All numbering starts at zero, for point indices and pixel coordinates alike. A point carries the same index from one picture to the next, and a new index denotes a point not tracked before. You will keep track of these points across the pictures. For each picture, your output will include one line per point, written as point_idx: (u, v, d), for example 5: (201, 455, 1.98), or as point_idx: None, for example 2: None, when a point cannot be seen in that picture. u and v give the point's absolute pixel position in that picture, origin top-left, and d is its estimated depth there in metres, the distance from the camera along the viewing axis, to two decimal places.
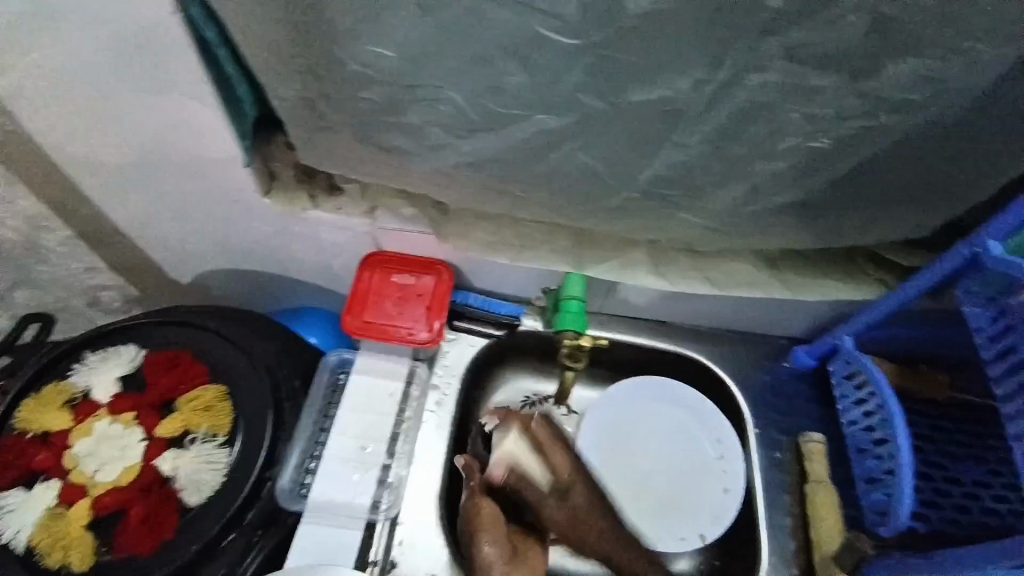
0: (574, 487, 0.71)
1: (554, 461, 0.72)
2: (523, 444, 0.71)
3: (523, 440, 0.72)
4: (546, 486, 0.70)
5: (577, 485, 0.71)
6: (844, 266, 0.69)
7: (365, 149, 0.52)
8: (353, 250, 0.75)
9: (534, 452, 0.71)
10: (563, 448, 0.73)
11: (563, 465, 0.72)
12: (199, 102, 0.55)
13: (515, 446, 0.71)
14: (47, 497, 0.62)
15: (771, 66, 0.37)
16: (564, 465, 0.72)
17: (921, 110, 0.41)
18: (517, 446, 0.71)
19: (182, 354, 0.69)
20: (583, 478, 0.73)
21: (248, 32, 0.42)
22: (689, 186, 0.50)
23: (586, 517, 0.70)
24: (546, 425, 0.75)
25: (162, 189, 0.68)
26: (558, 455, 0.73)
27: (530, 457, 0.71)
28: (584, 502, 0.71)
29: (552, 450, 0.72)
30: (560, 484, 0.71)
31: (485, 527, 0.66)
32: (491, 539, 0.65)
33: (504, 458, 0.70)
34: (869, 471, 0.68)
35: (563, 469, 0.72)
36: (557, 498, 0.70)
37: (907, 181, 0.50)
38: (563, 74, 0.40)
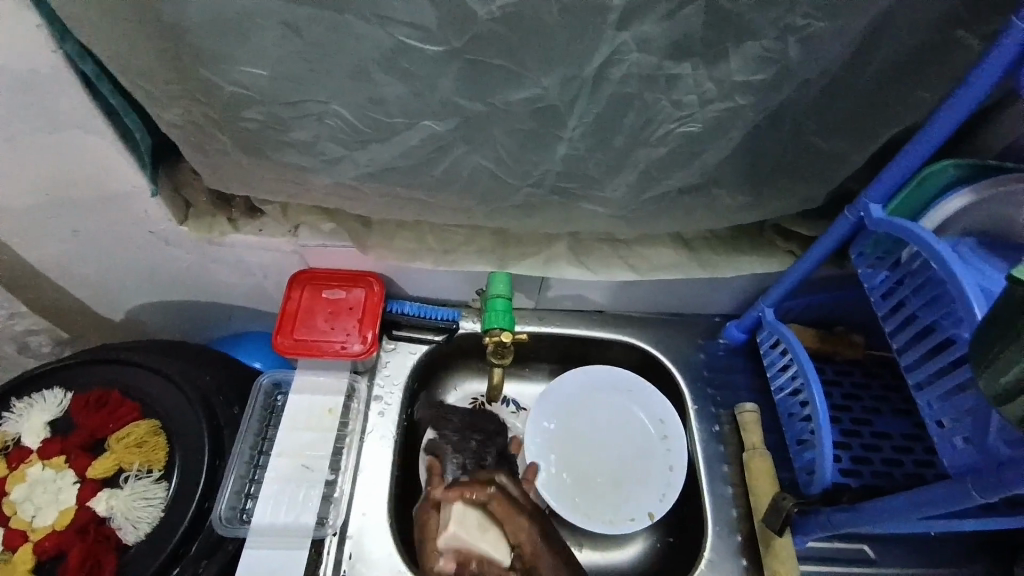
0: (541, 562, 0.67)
1: (516, 533, 0.68)
2: (472, 514, 0.68)
3: (471, 515, 0.67)
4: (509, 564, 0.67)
5: (540, 558, 0.67)
6: (755, 241, 0.73)
7: (267, 169, 0.53)
8: (280, 270, 0.74)
9: (486, 527, 0.67)
10: (524, 518, 0.69)
11: (526, 540, 0.68)
12: (96, 136, 0.54)
13: (464, 529, 0.66)
14: None
15: (629, 58, 0.41)
16: (528, 538, 0.68)
17: (776, 90, 0.45)
18: (463, 530, 0.66)
19: (108, 393, 0.67)
20: (550, 553, 0.68)
21: (126, 63, 0.43)
22: (584, 177, 0.53)
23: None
24: (507, 485, 0.71)
25: (73, 228, 0.66)
26: (521, 526, 0.68)
27: (480, 536, 0.67)
28: None
29: (512, 521, 0.68)
30: (523, 560, 0.67)
31: None
32: None
33: (450, 541, 0.66)
34: (798, 433, 0.70)
35: (525, 541, 0.68)
36: (522, 573, 0.67)
37: (788, 156, 0.54)
38: (438, 80, 0.43)
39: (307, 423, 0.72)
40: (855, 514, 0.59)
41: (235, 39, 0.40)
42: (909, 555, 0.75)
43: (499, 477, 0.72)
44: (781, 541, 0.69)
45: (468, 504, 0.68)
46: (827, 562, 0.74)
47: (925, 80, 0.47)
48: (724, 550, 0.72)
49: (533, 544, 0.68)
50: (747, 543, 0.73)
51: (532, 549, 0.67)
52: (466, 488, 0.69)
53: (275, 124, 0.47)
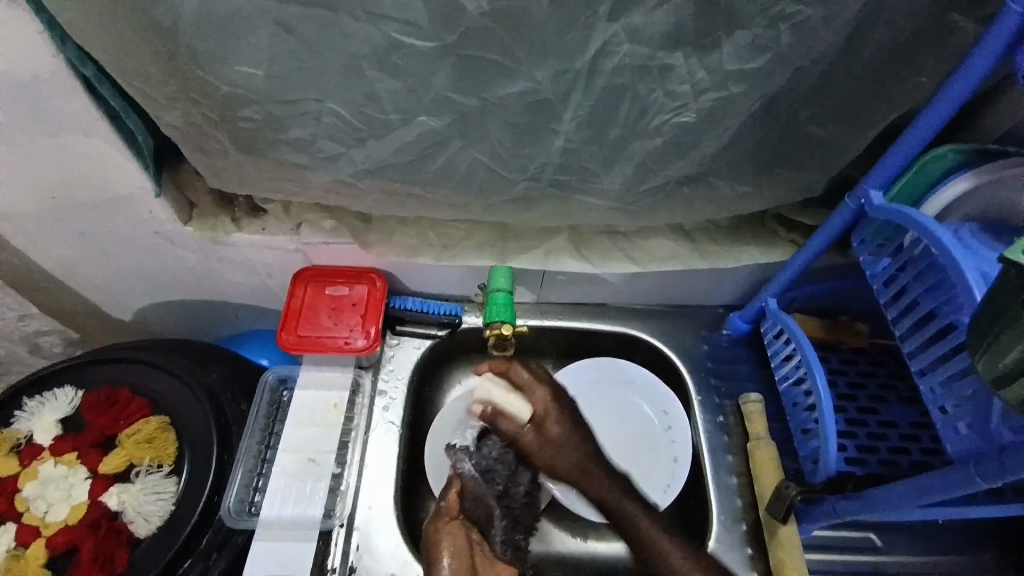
0: (552, 419, 0.72)
1: (534, 396, 0.72)
2: (499, 385, 0.72)
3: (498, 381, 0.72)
4: (525, 420, 0.71)
5: (551, 417, 0.72)
6: (756, 232, 0.72)
7: (266, 167, 0.53)
8: (284, 268, 0.75)
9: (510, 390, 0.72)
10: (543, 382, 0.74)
11: (542, 395, 0.72)
12: (98, 137, 0.55)
13: (490, 390, 0.72)
14: (6, 539, 0.62)
15: (621, 49, 0.42)
16: (544, 401, 0.72)
17: (770, 78, 0.45)
18: (490, 389, 0.72)
19: (117, 391, 0.68)
20: (560, 412, 0.72)
21: (125, 66, 0.43)
22: (581, 170, 0.53)
23: (562, 447, 0.71)
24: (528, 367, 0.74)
25: (80, 230, 0.67)
26: (539, 392, 0.73)
27: (504, 396, 0.72)
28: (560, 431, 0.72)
29: (533, 390, 0.72)
30: (536, 418, 0.72)
31: (443, 551, 0.61)
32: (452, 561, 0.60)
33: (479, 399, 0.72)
34: (802, 423, 0.70)
35: (541, 408, 0.72)
36: (535, 430, 0.71)
37: (785, 145, 0.53)
38: (431, 76, 0.43)
39: (313, 416, 0.74)
40: (861, 501, 0.59)
41: (229, 40, 0.40)
42: (917, 544, 0.75)
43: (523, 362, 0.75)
44: (787, 530, 0.69)
45: (499, 375, 0.73)
46: (833, 551, 0.74)
47: (922, 64, 0.47)
48: (729, 540, 0.73)
49: (549, 406, 0.72)
50: (752, 533, 0.73)
51: (546, 409, 0.72)
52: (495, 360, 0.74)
53: (272, 123, 0.47)
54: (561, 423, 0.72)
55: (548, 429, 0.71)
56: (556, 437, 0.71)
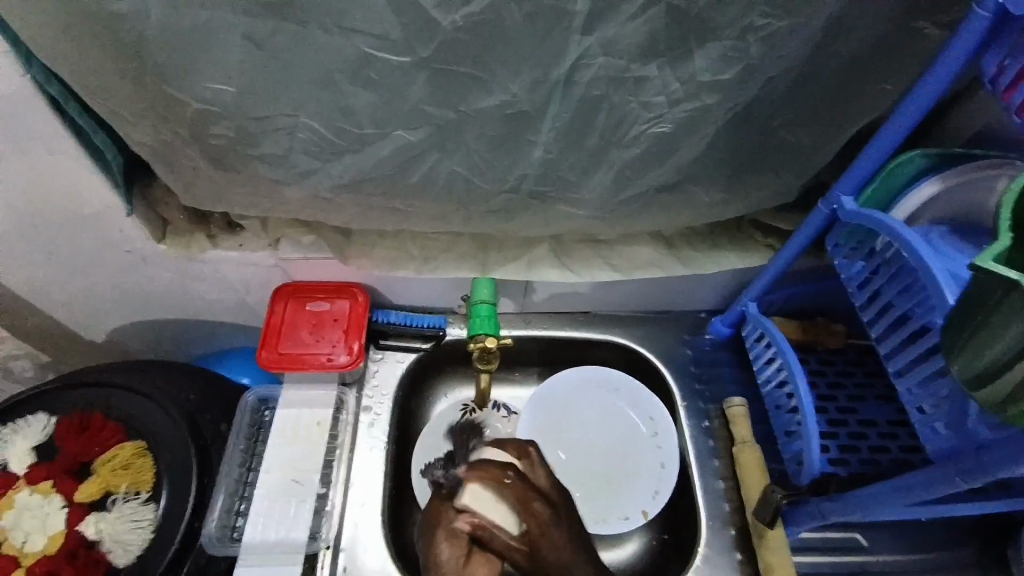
0: (548, 541, 0.60)
1: (528, 512, 0.61)
2: (487, 495, 0.61)
3: (487, 490, 0.61)
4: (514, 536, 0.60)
5: (549, 540, 0.60)
6: (735, 238, 0.73)
7: (241, 184, 0.53)
8: (263, 284, 0.74)
9: (501, 503, 0.61)
10: (541, 496, 0.63)
11: (539, 513, 0.61)
12: (64, 156, 0.53)
13: (477, 498, 0.61)
14: None
15: (595, 61, 0.42)
16: (539, 518, 0.61)
17: (742, 86, 0.46)
18: (478, 502, 0.61)
19: (92, 416, 0.66)
20: (561, 531, 0.62)
21: (89, 84, 0.42)
22: (560, 180, 0.53)
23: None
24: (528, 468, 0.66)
25: (47, 250, 0.65)
26: (537, 510, 0.61)
27: (494, 510, 0.61)
28: (560, 556, 0.60)
29: (528, 503, 0.61)
30: (530, 538, 0.60)
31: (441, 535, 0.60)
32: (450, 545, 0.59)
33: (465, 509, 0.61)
34: (784, 425, 0.71)
35: (535, 523, 0.61)
36: (529, 554, 0.60)
37: (759, 151, 0.54)
38: (406, 90, 0.43)
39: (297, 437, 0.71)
40: (845, 501, 0.60)
41: (200, 55, 0.40)
42: (901, 540, 0.76)
43: (525, 462, 0.66)
44: (773, 532, 0.69)
45: (485, 484, 0.62)
46: (820, 551, 0.74)
47: (888, 71, 0.48)
48: (718, 544, 0.73)
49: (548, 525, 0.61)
50: (741, 537, 0.73)
51: (543, 524, 0.61)
52: (486, 467, 0.63)
53: (246, 138, 0.47)
54: (556, 539, 0.61)
55: (541, 552, 0.60)
56: (554, 563, 0.60)
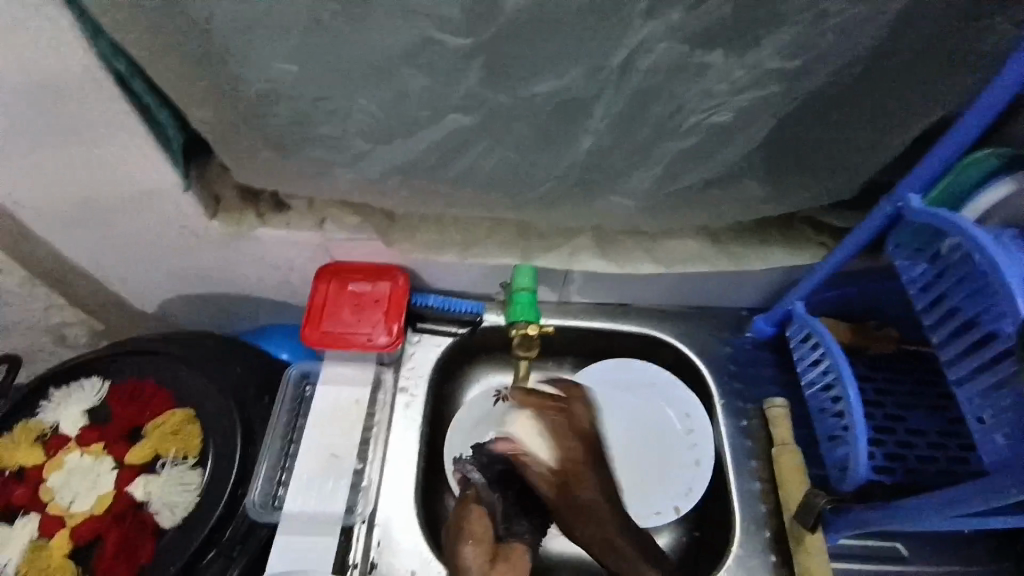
0: (578, 477, 0.63)
1: (565, 448, 0.63)
2: (537, 426, 0.64)
3: (537, 422, 0.64)
4: (547, 468, 0.63)
5: (581, 478, 0.63)
6: (785, 234, 0.71)
7: (291, 165, 0.53)
8: (308, 264, 0.76)
9: (542, 436, 0.64)
10: (580, 435, 0.65)
11: (574, 451, 0.64)
12: (126, 133, 0.55)
13: (524, 429, 0.64)
14: (29, 532, 0.63)
15: (658, 47, 0.40)
16: (575, 455, 0.63)
17: (811, 76, 0.44)
18: (523, 432, 0.64)
19: (144, 383, 0.69)
20: (592, 470, 0.64)
21: (153, 62, 0.43)
22: (608, 170, 0.52)
23: (590, 507, 0.63)
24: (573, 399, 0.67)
25: (105, 224, 0.68)
26: (574, 448, 0.64)
27: (536, 443, 0.64)
28: (591, 494, 0.64)
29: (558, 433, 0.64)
30: (563, 472, 0.63)
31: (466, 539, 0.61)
32: (473, 548, 0.60)
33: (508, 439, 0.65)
34: (828, 429, 0.69)
35: (574, 449, 0.64)
36: (559, 487, 0.63)
37: (820, 143, 0.52)
38: (461, 73, 0.42)
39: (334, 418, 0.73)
40: (887, 510, 0.58)
41: (261, 35, 0.40)
42: (945, 554, 0.73)
43: (577, 399, 0.68)
44: (813, 538, 0.67)
45: (537, 413, 0.65)
46: (859, 560, 0.72)
47: (970, 62, 0.45)
48: (752, 546, 0.72)
49: (581, 462, 0.64)
50: (776, 540, 0.72)
51: (576, 452, 0.64)
52: (540, 397, 0.66)
53: (300, 119, 0.47)
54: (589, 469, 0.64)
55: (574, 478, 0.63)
56: (583, 497, 0.63)
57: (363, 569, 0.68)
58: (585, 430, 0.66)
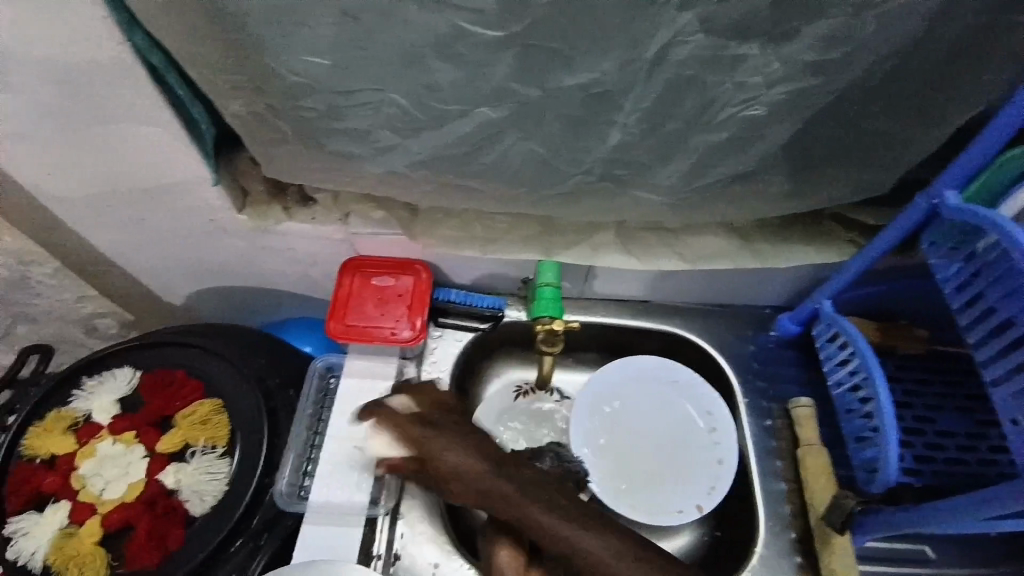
0: (438, 458, 0.65)
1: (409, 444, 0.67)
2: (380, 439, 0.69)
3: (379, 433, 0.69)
4: (418, 463, 0.66)
5: (439, 461, 0.65)
6: (815, 230, 0.70)
7: (319, 157, 0.54)
8: (332, 257, 0.76)
9: (388, 440, 0.68)
10: (410, 425, 0.68)
11: (411, 443, 0.67)
12: (159, 126, 0.56)
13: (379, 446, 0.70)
14: (59, 518, 0.64)
15: (692, 39, 0.40)
16: (423, 445, 0.66)
17: (848, 68, 0.43)
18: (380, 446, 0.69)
19: (173, 373, 0.71)
20: (437, 448, 0.66)
21: (187, 54, 0.44)
22: (636, 164, 0.52)
23: (472, 488, 0.64)
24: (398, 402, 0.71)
25: (135, 216, 0.69)
26: (411, 441, 0.67)
27: (390, 449, 0.68)
28: (454, 465, 0.64)
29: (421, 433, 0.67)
30: (424, 462, 0.66)
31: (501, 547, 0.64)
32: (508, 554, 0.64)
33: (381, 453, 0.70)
34: (856, 430, 0.67)
35: (434, 445, 0.66)
36: (433, 476, 0.65)
37: (855, 138, 0.51)
38: (493, 66, 0.42)
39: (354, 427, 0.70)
40: (917, 512, 0.57)
41: (295, 29, 0.40)
42: (974, 559, 0.72)
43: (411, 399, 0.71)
44: (841, 539, 0.66)
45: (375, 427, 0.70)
46: (885, 562, 0.71)
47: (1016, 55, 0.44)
48: (776, 547, 0.71)
49: (427, 449, 0.66)
50: (801, 541, 0.71)
51: (447, 445, 0.66)
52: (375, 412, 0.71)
53: (330, 112, 0.47)
54: (460, 455, 0.65)
55: (449, 469, 0.65)
56: (459, 475, 0.64)
57: (387, 561, 0.68)
58: (455, 423, 0.68)
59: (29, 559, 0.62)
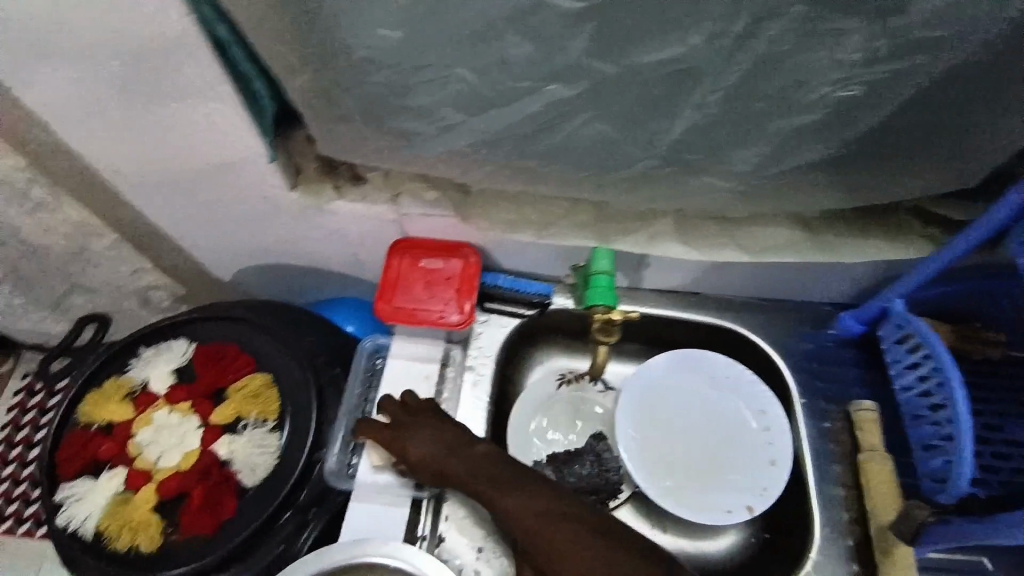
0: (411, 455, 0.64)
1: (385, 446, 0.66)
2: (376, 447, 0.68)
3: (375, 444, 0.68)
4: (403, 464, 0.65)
5: (415, 457, 0.64)
6: (888, 224, 0.66)
7: (379, 136, 0.53)
8: (381, 238, 0.76)
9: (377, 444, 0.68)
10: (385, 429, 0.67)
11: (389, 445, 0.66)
12: (220, 101, 0.56)
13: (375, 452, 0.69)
14: (112, 485, 0.66)
15: (790, 11, 0.37)
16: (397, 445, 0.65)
17: (962, 46, 0.39)
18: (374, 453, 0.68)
19: (226, 346, 0.72)
20: (409, 444, 0.64)
21: (255, 26, 0.43)
22: (709, 148, 0.49)
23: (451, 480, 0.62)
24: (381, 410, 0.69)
25: (191, 191, 0.70)
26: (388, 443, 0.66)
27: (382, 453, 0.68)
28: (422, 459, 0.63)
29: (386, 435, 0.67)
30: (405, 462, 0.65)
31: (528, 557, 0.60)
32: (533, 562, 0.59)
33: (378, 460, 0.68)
34: (924, 438, 0.64)
35: (395, 443, 0.65)
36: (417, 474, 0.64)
37: (956, 123, 0.46)
38: (571, 40, 0.40)
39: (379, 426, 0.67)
40: (992, 526, 0.54)
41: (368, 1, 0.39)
42: None
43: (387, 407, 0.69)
44: (903, 550, 0.63)
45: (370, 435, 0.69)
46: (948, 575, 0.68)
47: None
48: (831, 554, 0.68)
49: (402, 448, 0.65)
50: (859, 548, 0.68)
51: (407, 440, 0.65)
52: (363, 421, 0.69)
53: (396, 88, 0.46)
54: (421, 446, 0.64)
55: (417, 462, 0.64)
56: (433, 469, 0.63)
57: (432, 542, 0.67)
58: (415, 417, 0.67)
59: (80, 524, 0.64)
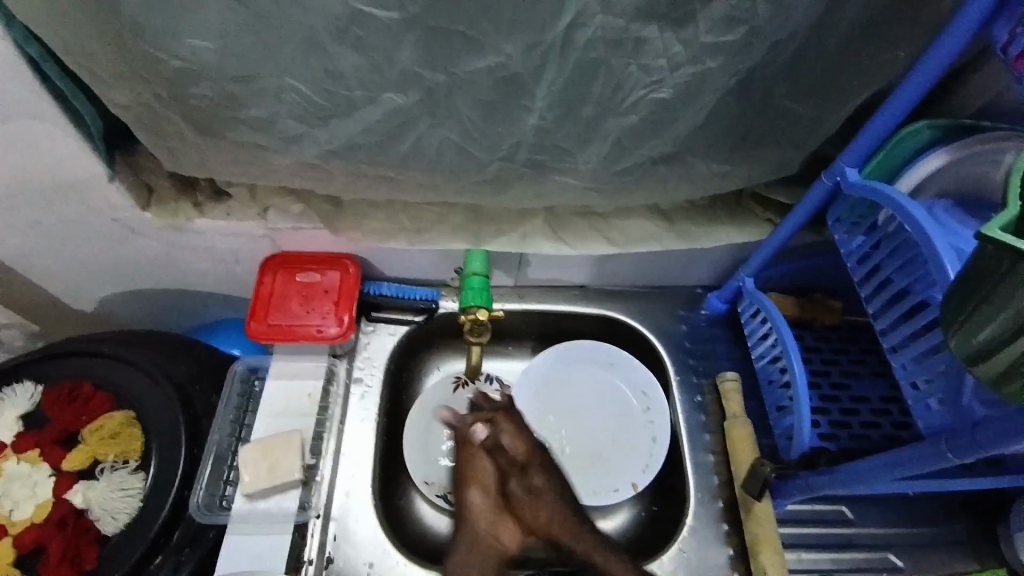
0: (534, 466, 0.67)
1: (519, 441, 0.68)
2: (258, 462, 0.66)
3: (256, 461, 0.66)
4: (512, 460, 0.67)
5: (535, 467, 0.67)
6: (735, 212, 0.72)
7: (227, 149, 0.51)
8: (252, 255, 0.72)
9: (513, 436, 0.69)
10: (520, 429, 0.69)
11: (521, 446, 0.68)
12: (40, 120, 0.51)
13: (248, 465, 0.65)
14: None
15: (593, 21, 0.40)
16: (524, 441, 0.68)
17: (748, 52, 0.44)
18: (251, 468, 0.65)
19: (81, 384, 0.66)
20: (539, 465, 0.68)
21: (57, 41, 0.40)
22: (556, 149, 0.52)
23: (540, 500, 0.66)
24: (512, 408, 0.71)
25: (25, 219, 0.63)
26: (523, 438, 0.69)
27: (267, 475, 0.65)
28: (541, 481, 0.67)
29: (495, 458, 0.67)
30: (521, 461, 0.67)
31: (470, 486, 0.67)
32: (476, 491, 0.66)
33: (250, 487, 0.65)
34: (777, 400, 0.71)
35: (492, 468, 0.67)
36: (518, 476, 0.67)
37: (764, 117, 0.52)
38: (394, 50, 0.41)
39: (267, 447, 0.66)
40: (831, 477, 0.60)
41: (175, 10, 0.38)
42: (885, 514, 0.77)
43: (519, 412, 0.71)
44: (761, 505, 0.69)
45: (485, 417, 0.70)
46: (806, 524, 0.75)
47: (899, 38, 0.46)
48: (706, 517, 0.73)
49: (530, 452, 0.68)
50: (728, 510, 0.74)
51: (530, 492, 0.66)
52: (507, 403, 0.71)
53: (227, 100, 0.45)
54: (551, 509, 0.66)
55: (532, 521, 0.65)
56: (538, 486, 0.66)
57: (319, 565, 0.67)
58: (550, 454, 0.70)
59: None
